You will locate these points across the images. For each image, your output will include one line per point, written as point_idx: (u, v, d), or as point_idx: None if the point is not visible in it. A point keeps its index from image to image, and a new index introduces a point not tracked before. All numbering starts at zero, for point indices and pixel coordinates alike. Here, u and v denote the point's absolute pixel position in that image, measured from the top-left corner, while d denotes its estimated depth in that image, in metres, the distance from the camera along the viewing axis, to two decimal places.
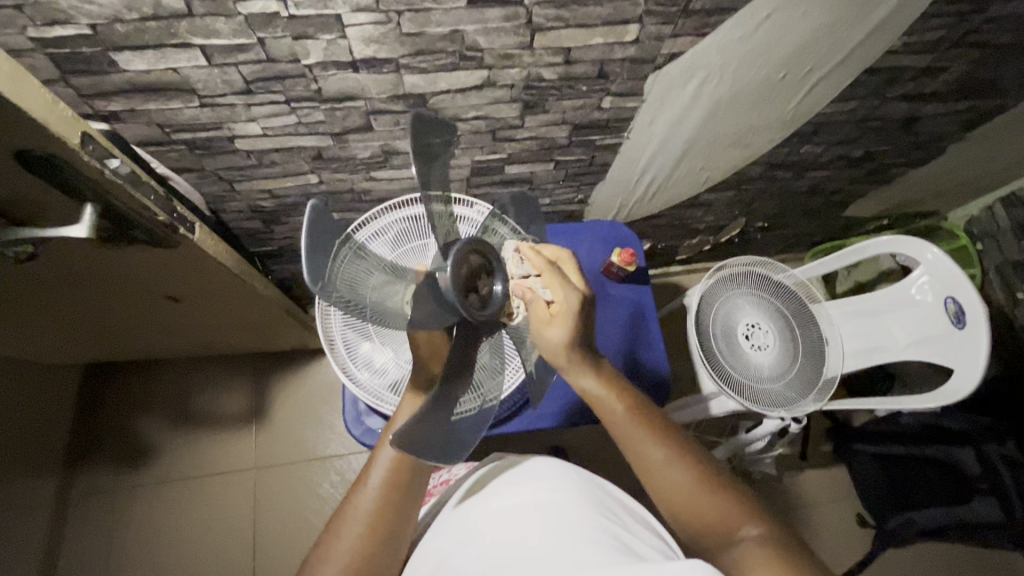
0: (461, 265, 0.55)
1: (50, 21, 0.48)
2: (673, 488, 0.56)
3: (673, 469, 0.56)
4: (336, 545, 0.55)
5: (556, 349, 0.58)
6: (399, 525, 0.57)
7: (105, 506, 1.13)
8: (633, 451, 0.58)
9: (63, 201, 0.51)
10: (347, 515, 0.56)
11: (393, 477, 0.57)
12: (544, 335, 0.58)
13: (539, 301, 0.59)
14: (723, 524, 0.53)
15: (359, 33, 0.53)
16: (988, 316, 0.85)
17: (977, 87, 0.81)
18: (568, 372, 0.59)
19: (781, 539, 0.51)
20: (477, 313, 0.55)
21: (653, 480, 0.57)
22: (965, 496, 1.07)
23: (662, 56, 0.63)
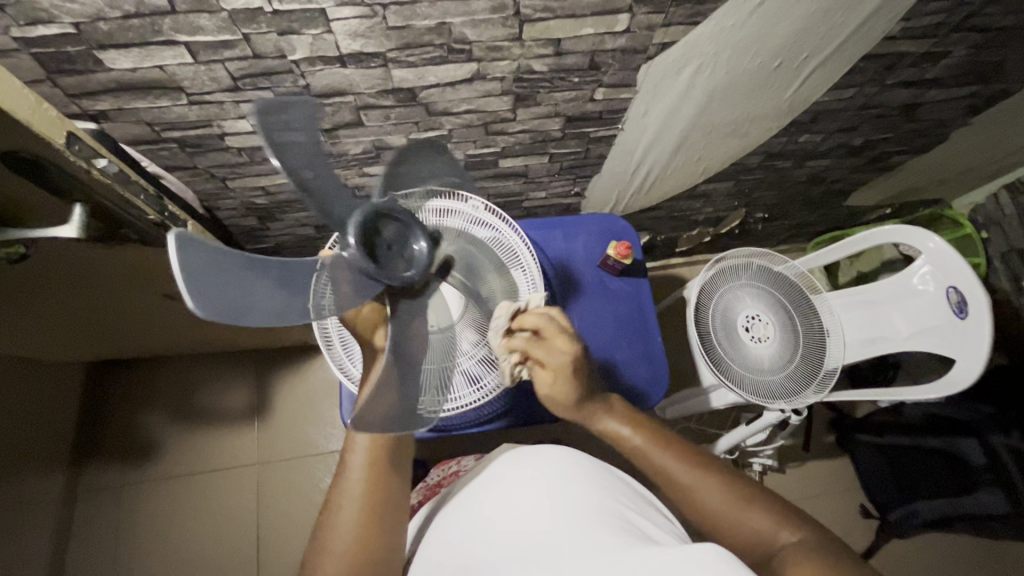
0: (367, 226, 0.50)
1: (33, 21, 0.48)
2: (706, 509, 0.56)
3: (700, 488, 0.57)
4: (331, 537, 0.53)
5: (566, 405, 0.62)
6: (392, 507, 0.56)
7: (112, 502, 1.14)
8: (663, 481, 0.60)
9: (53, 202, 0.51)
10: (336, 506, 0.55)
11: (373, 458, 0.57)
12: (552, 397, 0.62)
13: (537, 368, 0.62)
14: (761, 535, 0.53)
15: (344, 27, 0.53)
16: (990, 306, 0.83)
17: (980, 72, 0.80)
18: (590, 420, 0.64)
19: (818, 542, 0.51)
20: (399, 275, 0.50)
21: (688, 504, 0.58)
22: (970, 487, 1.05)
23: (654, 46, 0.63)
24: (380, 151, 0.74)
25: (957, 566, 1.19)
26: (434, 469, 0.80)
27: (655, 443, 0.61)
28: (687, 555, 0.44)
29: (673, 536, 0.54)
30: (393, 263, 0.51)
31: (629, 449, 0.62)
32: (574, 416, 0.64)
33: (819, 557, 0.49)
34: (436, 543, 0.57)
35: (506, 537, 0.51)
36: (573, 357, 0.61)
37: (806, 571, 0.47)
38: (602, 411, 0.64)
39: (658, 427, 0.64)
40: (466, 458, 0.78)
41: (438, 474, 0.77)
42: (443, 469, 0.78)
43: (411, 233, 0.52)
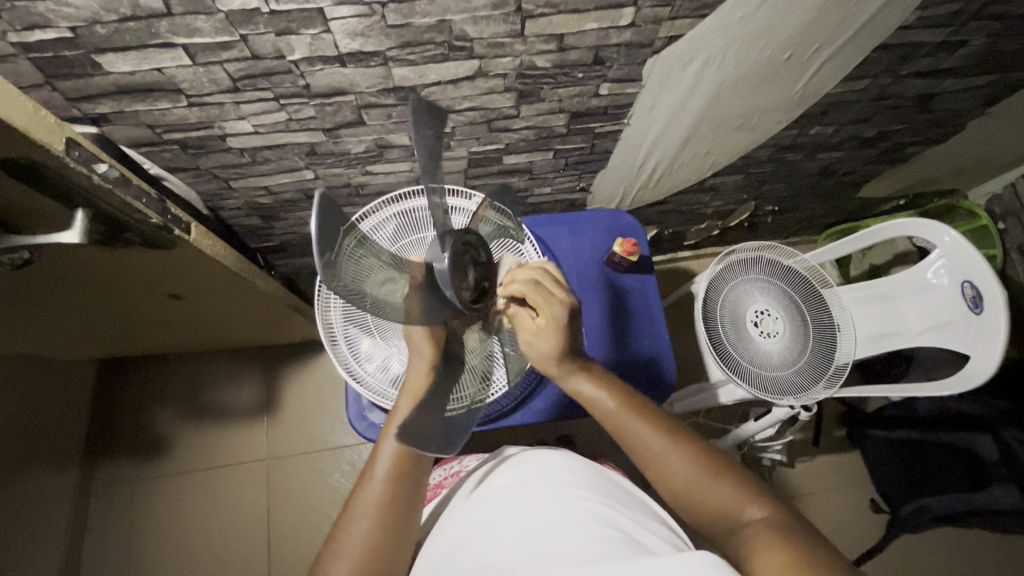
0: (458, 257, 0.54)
1: (30, 25, 0.47)
2: (680, 481, 0.56)
3: (673, 460, 0.56)
4: (346, 543, 0.54)
5: (545, 363, 0.60)
6: (407, 520, 0.57)
7: (125, 497, 1.16)
8: (636, 449, 0.59)
9: (54, 208, 0.51)
10: (354, 511, 0.56)
11: (398, 471, 0.57)
12: (534, 348, 0.59)
13: (524, 317, 0.60)
14: (730, 511, 0.53)
15: (343, 27, 0.52)
16: (1006, 298, 0.81)
17: (999, 60, 0.77)
18: (563, 380, 0.61)
19: (785, 518, 0.50)
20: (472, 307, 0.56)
21: (660, 475, 0.57)
22: (983, 482, 1.03)
23: (660, 40, 0.61)
24: (382, 151, 0.74)
25: (969, 561, 1.18)
26: (438, 467, 0.80)
27: (629, 409, 0.60)
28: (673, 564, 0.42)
29: (670, 544, 0.53)
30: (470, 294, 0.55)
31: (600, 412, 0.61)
32: (551, 371, 0.61)
33: (785, 533, 0.48)
34: (437, 546, 0.57)
35: (502, 543, 0.51)
36: (568, 309, 0.59)
37: (772, 546, 0.46)
38: (574, 370, 0.61)
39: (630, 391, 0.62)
40: (469, 456, 0.78)
41: (440, 473, 0.77)
42: (445, 468, 0.77)
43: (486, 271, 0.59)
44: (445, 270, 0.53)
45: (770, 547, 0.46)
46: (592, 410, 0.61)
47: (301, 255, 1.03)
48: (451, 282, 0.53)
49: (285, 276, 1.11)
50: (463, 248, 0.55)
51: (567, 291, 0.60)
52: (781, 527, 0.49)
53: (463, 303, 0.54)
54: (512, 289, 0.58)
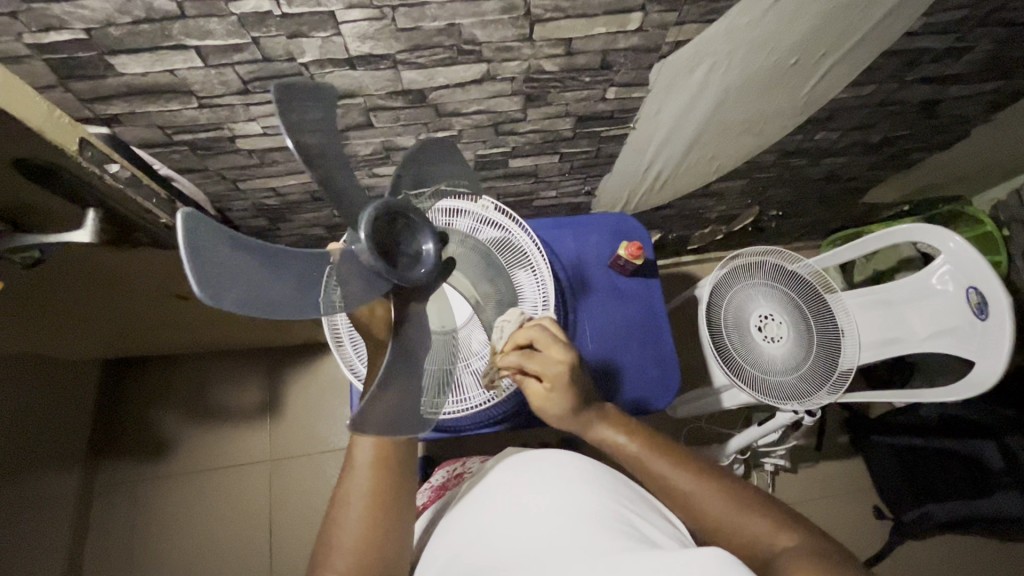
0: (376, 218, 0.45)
1: (45, 27, 0.48)
2: (706, 512, 0.55)
3: (702, 497, 0.56)
4: (339, 537, 0.54)
5: (561, 418, 0.62)
6: (397, 507, 0.57)
7: (127, 497, 1.16)
8: (659, 488, 0.59)
9: (65, 207, 0.51)
10: (342, 504, 0.56)
11: (379, 458, 0.57)
12: (546, 410, 0.61)
13: (529, 383, 0.62)
14: (760, 539, 0.52)
15: (354, 29, 0.52)
16: (1012, 305, 0.81)
17: (1004, 67, 0.77)
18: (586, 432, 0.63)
19: (816, 542, 0.49)
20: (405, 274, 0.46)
21: (687, 509, 0.57)
22: (988, 490, 1.03)
23: (667, 45, 0.61)
24: (389, 153, 0.74)
25: (974, 568, 1.17)
26: (441, 469, 0.81)
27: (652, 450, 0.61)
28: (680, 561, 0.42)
29: (675, 539, 0.53)
30: (401, 263, 0.46)
31: (624, 456, 0.62)
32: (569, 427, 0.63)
33: (817, 557, 0.47)
34: (444, 543, 0.57)
35: (509, 540, 0.51)
36: (567, 364, 0.60)
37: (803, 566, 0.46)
38: (593, 418, 0.63)
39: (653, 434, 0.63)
40: (472, 458, 0.78)
41: (443, 475, 0.77)
42: (448, 470, 0.78)
43: (416, 232, 0.48)
44: (363, 242, 0.44)
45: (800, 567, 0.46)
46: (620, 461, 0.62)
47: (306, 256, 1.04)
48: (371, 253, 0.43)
49: None
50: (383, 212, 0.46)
51: (563, 348, 0.61)
52: (812, 551, 0.48)
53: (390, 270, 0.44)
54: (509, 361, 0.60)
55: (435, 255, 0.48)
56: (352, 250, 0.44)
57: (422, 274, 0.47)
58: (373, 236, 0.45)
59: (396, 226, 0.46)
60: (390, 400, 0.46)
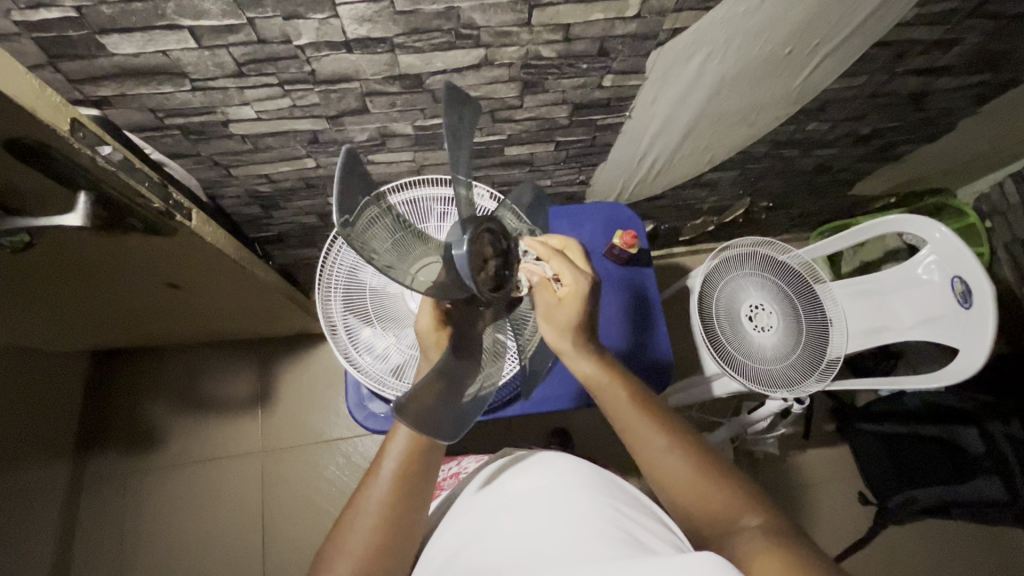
0: (478, 244, 0.53)
1: (34, 5, 0.47)
2: (674, 477, 0.56)
3: (673, 456, 0.57)
4: (347, 541, 0.54)
5: (558, 328, 0.59)
6: (412, 522, 0.56)
7: (116, 490, 1.15)
8: (635, 440, 0.59)
9: (56, 190, 0.50)
10: (358, 508, 0.56)
11: (405, 468, 0.57)
12: (552, 312, 0.59)
13: (548, 281, 0.60)
14: (726, 516, 0.52)
15: (351, 12, 0.52)
16: (995, 295, 0.83)
17: (991, 59, 0.79)
18: (567, 355, 0.61)
19: (783, 527, 0.49)
20: (489, 292, 0.54)
21: (654, 470, 0.58)
22: (967, 475, 1.04)
23: (664, 32, 0.62)
24: (385, 139, 0.74)
25: (955, 553, 1.20)
26: None
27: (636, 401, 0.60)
28: (672, 562, 0.43)
29: (670, 544, 0.53)
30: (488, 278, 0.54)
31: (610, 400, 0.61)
32: (561, 347, 0.60)
33: (782, 538, 0.47)
34: (441, 544, 0.57)
35: (508, 539, 0.51)
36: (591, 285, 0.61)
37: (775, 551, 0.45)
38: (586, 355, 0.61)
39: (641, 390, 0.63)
40: (467, 457, 0.78)
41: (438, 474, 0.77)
42: (444, 469, 0.78)
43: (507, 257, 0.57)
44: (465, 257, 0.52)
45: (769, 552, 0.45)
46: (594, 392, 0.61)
47: (298, 245, 1.03)
48: (472, 274, 0.52)
49: (282, 267, 1.11)
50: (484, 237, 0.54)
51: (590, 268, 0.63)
52: (777, 535, 0.48)
53: (486, 291, 0.54)
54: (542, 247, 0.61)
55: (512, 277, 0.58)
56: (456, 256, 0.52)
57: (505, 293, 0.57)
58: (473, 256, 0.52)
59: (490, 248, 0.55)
60: (434, 398, 0.50)
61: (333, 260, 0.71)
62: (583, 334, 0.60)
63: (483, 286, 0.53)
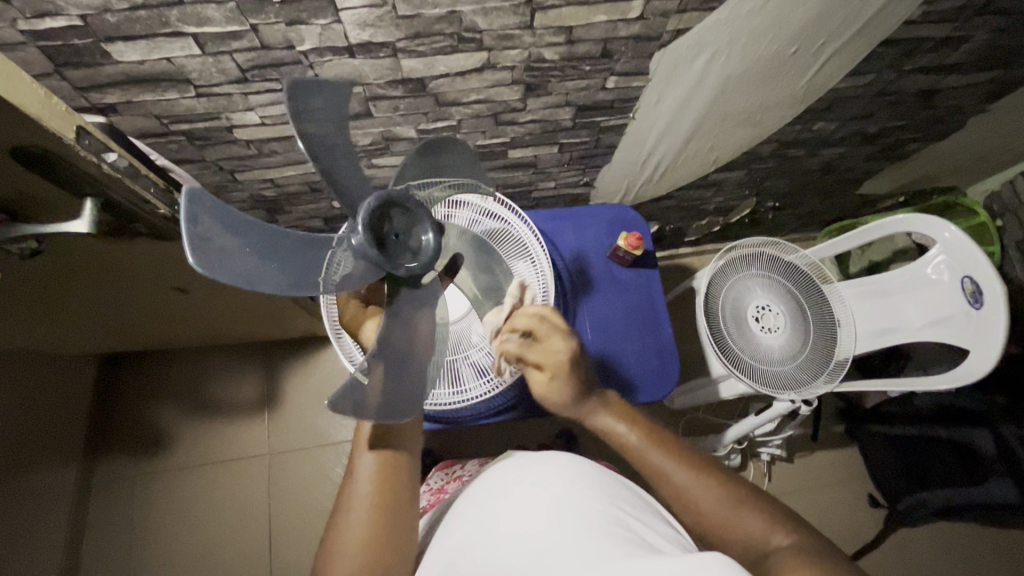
0: (372, 214, 0.50)
1: (40, 14, 0.47)
2: (695, 509, 0.56)
3: (695, 489, 0.56)
4: (340, 540, 0.54)
5: (561, 402, 0.61)
6: (399, 510, 0.57)
7: (125, 492, 1.16)
8: (653, 477, 0.59)
9: (63, 197, 0.50)
10: (345, 508, 0.56)
11: (383, 460, 0.58)
12: (547, 397, 0.61)
13: (530, 369, 0.60)
14: (755, 538, 0.52)
15: (353, 17, 0.52)
16: (1006, 295, 0.82)
17: (1001, 57, 0.78)
18: (586, 416, 0.63)
19: (814, 543, 0.50)
20: (399, 262, 0.52)
21: (677, 501, 0.57)
22: (981, 477, 1.04)
23: (668, 33, 0.61)
24: (389, 143, 0.74)
25: (967, 556, 1.19)
26: (437, 472, 0.81)
27: (650, 441, 0.60)
28: (681, 565, 0.43)
29: (675, 545, 0.53)
30: (391, 248, 0.51)
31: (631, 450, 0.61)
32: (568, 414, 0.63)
33: (815, 557, 0.47)
34: (444, 546, 0.57)
35: (511, 542, 0.51)
36: (569, 354, 0.59)
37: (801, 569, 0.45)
38: (597, 410, 0.62)
39: (656, 427, 0.63)
40: (470, 461, 0.78)
41: (442, 479, 0.77)
42: (447, 473, 0.78)
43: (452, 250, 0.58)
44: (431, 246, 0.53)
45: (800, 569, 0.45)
46: (616, 443, 0.62)
47: None
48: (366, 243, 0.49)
49: None
50: (376, 208, 0.50)
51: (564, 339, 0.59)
52: (811, 553, 0.48)
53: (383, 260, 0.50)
54: (510, 347, 0.59)
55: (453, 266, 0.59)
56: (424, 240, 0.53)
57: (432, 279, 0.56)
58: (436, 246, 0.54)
59: (392, 219, 0.51)
60: (381, 377, 0.51)
61: None
62: (582, 399, 0.61)
63: (383, 258, 0.50)
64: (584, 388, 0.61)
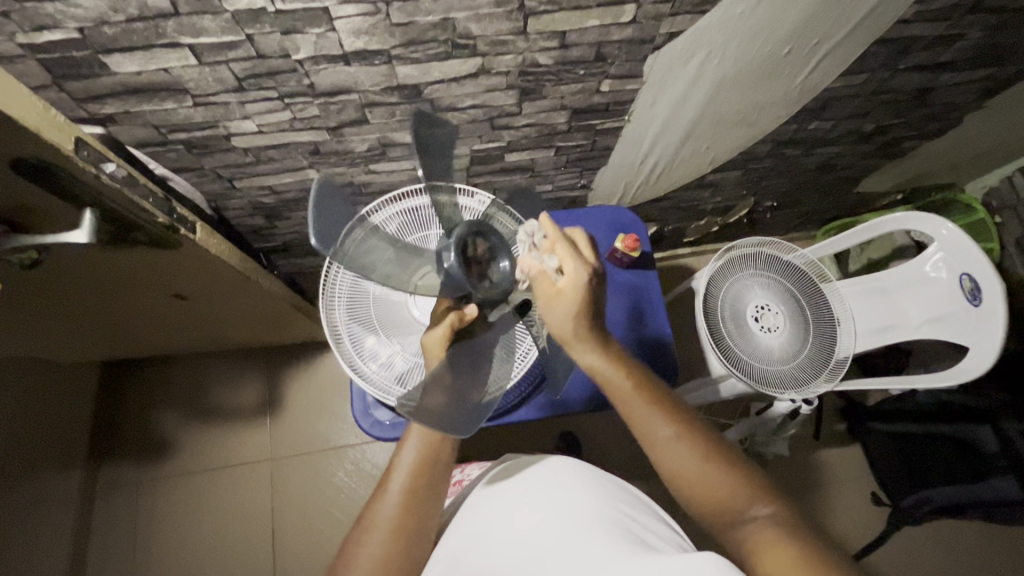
0: (463, 251, 0.57)
1: (38, 27, 0.48)
2: (682, 469, 0.55)
3: (682, 447, 0.55)
4: (360, 553, 0.54)
5: (563, 326, 0.54)
6: (422, 533, 0.57)
7: (129, 499, 1.16)
8: (640, 429, 0.57)
9: (63, 208, 0.51)
10: (368, 523, 0.56)
11: (413, 483, 0.57)
12: (554, 310, 0.54)
13: (546, 274, 0.55)
14: (734, 505, 0.53)
15: (348, 25, 0.52)
16: (1005, 291, 0.82)
17: (995, 54, 0.78)
18: (576, 348, 0.56)
19: (795, 519, 0.50)
20: (486, 292, 0.58)
21: (660, 458, 0.56)
22: (983, 472, 1.02)
23: (661, 36, 0.62)
24: (385, 149, 0.74)
25: (972, 553, 1.19)
26: None
27: (639, 384, 0.57)
28: (676, 562, 0.43)
29: (675, 546, 0.53)
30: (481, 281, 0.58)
31: (617, 393, 0.57)
32: (564, 340, 0.56)
33: (792, 534, 0.48)
34: (446, 547, 0.57)
35: (511, 544, 0.51)
36: (591, 275, 0.55)
37: (787, 560, 0.46)
38: (592, 346, 0.56)
39: (647, 375, 0.59)
40: (472, 464, 0.78)
41: None
42: (448, 475, 0.78)
43: (497, 255, 0.60)
44: (456, 269, 0.56)
45: (781, 553, 0.46)
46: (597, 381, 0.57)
47: (302, 254, 1.04)
48: (465, 278, 0.57)
49: (288, 276, 1.12)
50: (469, 245, 0.58)
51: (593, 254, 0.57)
52: (791, 528, 0.49)
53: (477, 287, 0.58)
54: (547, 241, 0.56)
55: (512, 272, 0.60)
56: (446, 269, 0.57)
57: (498, 290, 0.59)
58: (463, 264, 0.57)
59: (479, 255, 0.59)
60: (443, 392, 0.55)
61: (337, 266, 0.70)
62: (588, 325, 0.55)
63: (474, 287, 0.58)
64: (597, 315, 0.56)
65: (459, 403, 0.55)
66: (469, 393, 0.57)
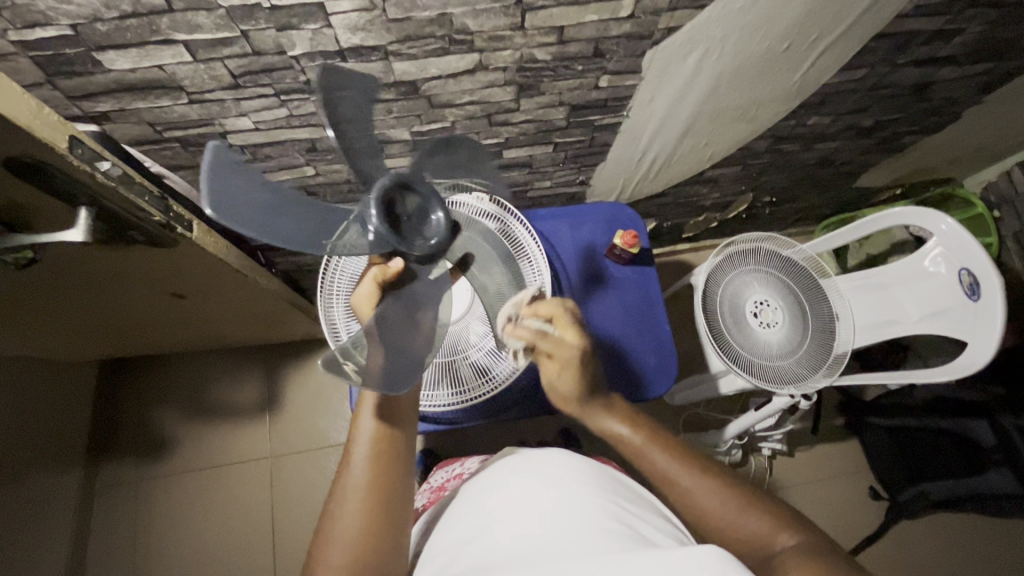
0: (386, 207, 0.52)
1: (30, 24, 0.47)
2: (706, 512, 0.55)
3: (704, 492, 0.56)
4: (337, 527, 0.54)
5: (569, 398, 0.61)
6: (393, 504, 0.56)
7: (128, 496, 1.16)
8: (664, 481, 0.58)
9: (58, 207, 0.51)
10: (340, 494, 0.56)
11: (379, 450, 0.58)
12: (557, 387, 0.61)
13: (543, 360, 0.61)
14: (760, 539, 0.52)
15: (344, 21, 0.52)
16: (1004, 285, 0.82)
17: (995, 48, 0.78)
18: (589, 417, 0.62)
19: (820, 543, 0.50)
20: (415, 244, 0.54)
21: (686, 505, 0.57)
22: (978, 468, 1.03)
23: (660, 31, 0.61)
24: (383, 146, 0.74)
25: (970, 547, 1.19)
26: (437, 471, 0.81)
27: (653, 441, 0.60)
28: (678, 558, 0.43)
29: (674, 539, 0.54)
30: (408, 234, 0.53)
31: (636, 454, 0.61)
32: (573, 411, 0.63)
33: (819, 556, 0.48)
34: (442, 544, 0.57)
35: (508, 537, 0.51)
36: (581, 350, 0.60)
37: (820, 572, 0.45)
38: (600, 410, 0.62)
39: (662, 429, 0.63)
40: (470, 460, 0.78)
41: (442, 477, 0.77)
42: (447, 471, 0.77)
43: (427, 209, 0.55)
44: (380, 226, 0.52)
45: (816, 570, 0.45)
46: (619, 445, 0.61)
47: (300, 251, 1.04)
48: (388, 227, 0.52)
49: (286, 273, 1.12)
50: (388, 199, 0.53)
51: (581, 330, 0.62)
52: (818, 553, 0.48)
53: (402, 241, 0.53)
54: (524, 334, 0.60)
55: (443, 223, 0.55)
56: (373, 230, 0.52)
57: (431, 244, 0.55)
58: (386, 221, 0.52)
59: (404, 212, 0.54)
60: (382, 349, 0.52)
61: (334, 268, 0.70)
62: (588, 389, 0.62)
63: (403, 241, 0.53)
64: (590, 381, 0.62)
65: (396, 358, 0.52)
66: (409, 348, 0.54)
